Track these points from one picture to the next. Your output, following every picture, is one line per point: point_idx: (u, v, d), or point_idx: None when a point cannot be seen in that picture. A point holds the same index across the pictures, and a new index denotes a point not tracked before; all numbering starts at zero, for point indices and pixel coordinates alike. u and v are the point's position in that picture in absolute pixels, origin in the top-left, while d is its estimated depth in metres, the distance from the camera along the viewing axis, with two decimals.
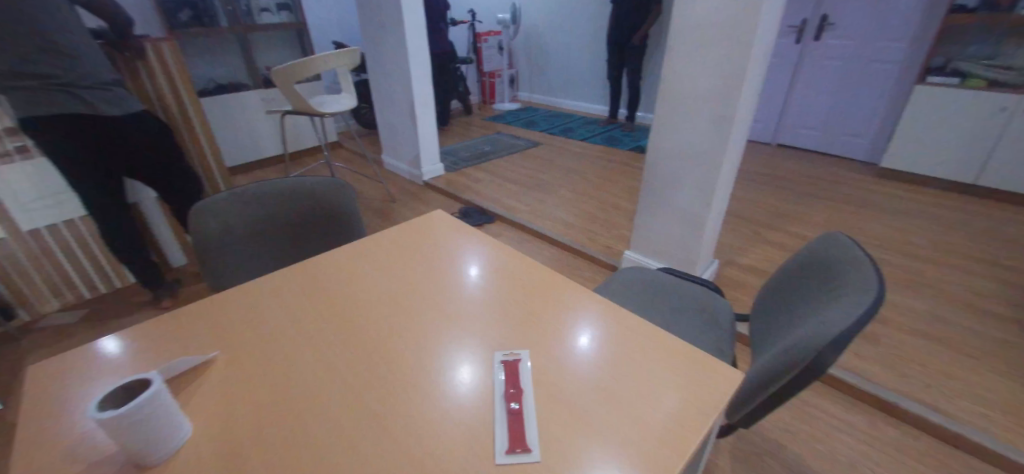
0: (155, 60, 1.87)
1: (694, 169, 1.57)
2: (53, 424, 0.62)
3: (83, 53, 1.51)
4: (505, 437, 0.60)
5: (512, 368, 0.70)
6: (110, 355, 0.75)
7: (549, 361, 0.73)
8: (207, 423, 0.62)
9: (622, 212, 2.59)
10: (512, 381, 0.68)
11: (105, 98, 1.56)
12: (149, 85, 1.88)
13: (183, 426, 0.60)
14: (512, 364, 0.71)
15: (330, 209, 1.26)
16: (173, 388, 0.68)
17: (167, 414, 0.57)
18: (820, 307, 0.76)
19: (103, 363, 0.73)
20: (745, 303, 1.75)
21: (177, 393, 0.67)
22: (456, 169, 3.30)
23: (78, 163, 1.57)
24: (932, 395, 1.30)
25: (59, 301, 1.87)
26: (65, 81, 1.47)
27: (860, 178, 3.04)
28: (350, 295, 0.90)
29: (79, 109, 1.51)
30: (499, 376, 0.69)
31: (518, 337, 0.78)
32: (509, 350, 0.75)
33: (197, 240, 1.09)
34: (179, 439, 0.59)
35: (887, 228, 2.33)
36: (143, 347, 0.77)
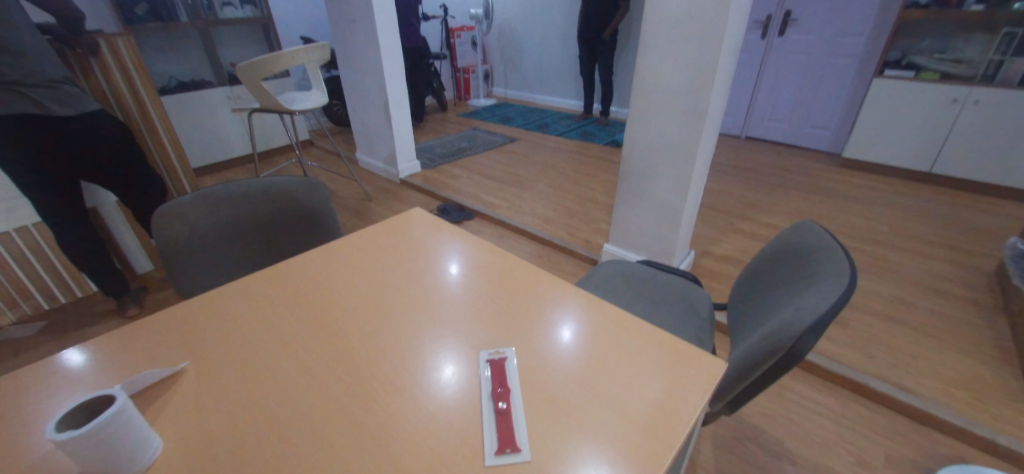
0: (109, 57, 1.77)
1: (669, 162, 1.60)
2: (8, 448, 0.58)
3: (29, 50, 1.41)
4: (494, 437, 0.59)
5: (499, 367, 0.69)
6: (74, 368, 0.70)
7: (535, 358, 0.72)
8: (180, 439, 0.59)
9: (601, 205, 2.61)
10: (499, 380, 0.67)
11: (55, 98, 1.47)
12: (105, 84, 1.77)
13: (153, 442, 0.57)
14: (499, 363, 0.70)
15: (305, 210, 1.22)
16: (142, 403, 0.64)
17: (135, 430, 0.54)
18: (796, 294, 0.78)
19: (65, 378, 0.68)
20: (721, 291, 1.80)
21: (147, 407, 0.64)
22: (433, 166, 3.26)
23: (29, 168, 1.46)
24: (896, 373, 1.38)
25: (14, 314, 1.73)
26: (11, 80, 1.38)
27: (825, 167, 3.17)
28: (327, 298, 0.87)
29: (29, 110, 1.41)
30: (486, 376, 0.68)
31: (503, 335, 0.77)
32: (494, 349, 0.74)
33: (163, 245, 1.04)
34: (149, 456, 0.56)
35: (851, 215, 2.44)
36: (108, 359, 0.72)
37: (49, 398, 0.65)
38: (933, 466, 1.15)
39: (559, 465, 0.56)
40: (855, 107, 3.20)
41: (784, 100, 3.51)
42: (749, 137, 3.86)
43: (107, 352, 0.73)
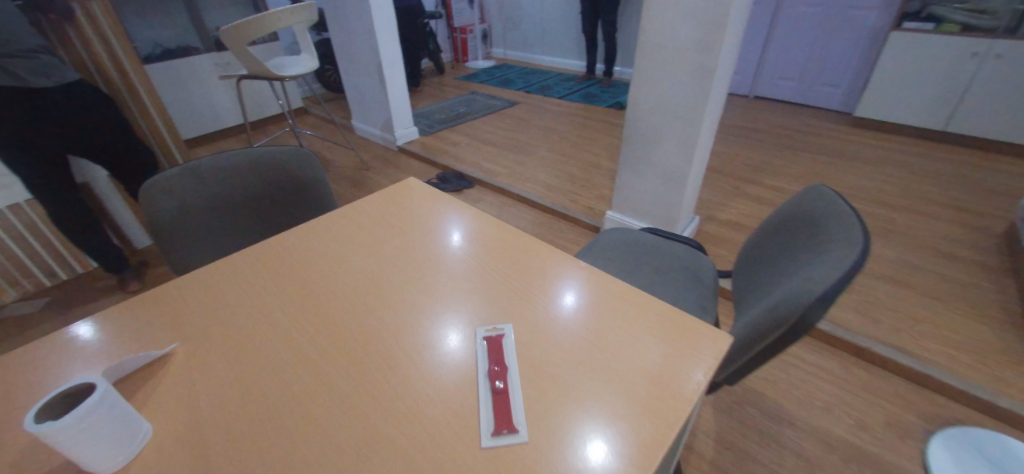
0: (86, 22, 1.67)
1: (675, 126, 1.54)
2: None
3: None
4: (491, 416, 0.58)
5: (496, 344, 0.68)
6: (85, 341, 0.70)
7: (533, 335, 0.70)
8: (168, 424, 0.57)
9: (604, 171, 2.55)
10: (495, 358, 0.65)
11: (34, 69, 1.41)
12: (84, 53, 1.69)
13: (141, 427, 0.56)
14: (495, 340, 0.68)
15: (297, 182, 1.19)
16: (130, 387, 0.63)
17: (122, 415, 0.53)
18: (805, 263, 0.76)
19: (77, 348, 0.68)
20: (725, 257, 1.78)
21: (137, 390, 0.62)
22: (430, 133, 3.17)
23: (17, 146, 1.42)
24: (899, 337, 1.37)
25: (16, 292, 1.73)
26: None
27: (835, 127, 3.07)
28: (318, 275, 0.84)
29: (7, 82, 1.36)
30: (481, 353, 0.67)
31: (499, 310, 0.75)
32: (490, 325, 0.72)
33: (154, 221, 1.02)
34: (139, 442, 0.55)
35: (861, 177, 2.37)
36: (120, 328, 0.72)
37: (39, 381, 0.63)
38: (930, 427, 1.17)
39: (558, 444, 0.55)
40: (870, 63, 3.04)
41: (796, 56, 3.34)
42: (758, 97, 3.71)
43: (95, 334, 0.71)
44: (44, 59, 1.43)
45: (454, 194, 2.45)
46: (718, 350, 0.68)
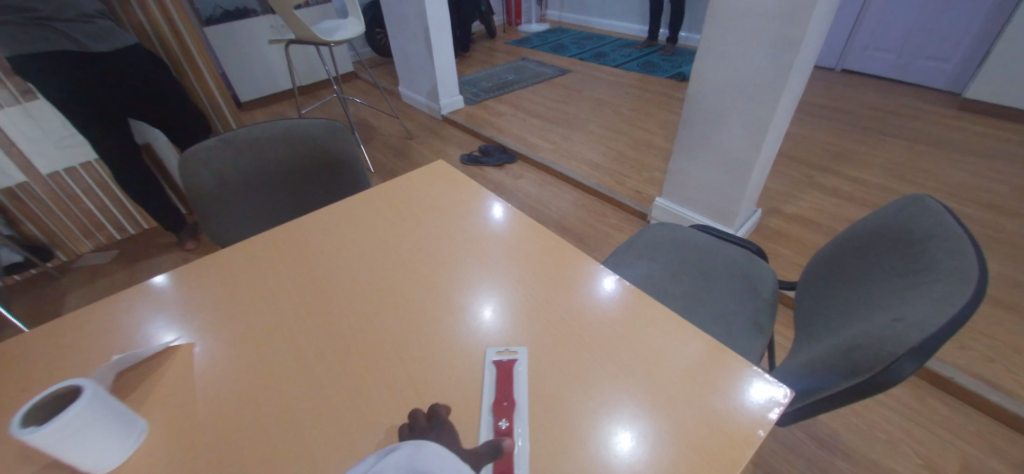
0: None
1: (743, 107, 1.35)
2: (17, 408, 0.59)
3: None
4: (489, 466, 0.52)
5: (506, 372, 0.61)
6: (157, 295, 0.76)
7: (548, 364, 0.62)
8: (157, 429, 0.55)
9: (657, 151, 2.35)
10: (503, 389, 0.59)
11: (90, 33, 1.47)
12: (143, 18, 1.74)
13: (137, 424, 0.54)
14: (506, 366, 0.62)
15: (332, 158, 1.16)
16: (131, 380, 0.62)
17: (114, 415, 0.51)
18: (895, 295, 0.61)
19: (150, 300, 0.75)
20: (787, 258, 1.59)
21: (137, 386, 0.61)
22: (476, 102, 3.07)
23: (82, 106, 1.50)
24: (996, 372, 1.16)
25: (92, 242, 2.01)
26: (45, 15, 1.38)
27: (937, 110, 2.61)
28: (329, 269, 0.80)
29: (66, 46, 1.43)
30: (489, 381, 0.60)
31: (515, 327, 0.68)
32: (506, 344, 0.65)
33: (192, 191, 1.04)
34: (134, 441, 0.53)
35: (967, 171, 2.01)
36: (182, 282, 0.79)
37: (60, 363, 0.65)
38: None
39: None
40: (992, 34, 2.51)
41: (899, 23, 2.84)
42: (847, 71, 3.25)
43: (112, 319, 0.72)
44: (100, 23, 1.50)
45: (494, 169, 2.38)
46: (752, 374, 0.60)
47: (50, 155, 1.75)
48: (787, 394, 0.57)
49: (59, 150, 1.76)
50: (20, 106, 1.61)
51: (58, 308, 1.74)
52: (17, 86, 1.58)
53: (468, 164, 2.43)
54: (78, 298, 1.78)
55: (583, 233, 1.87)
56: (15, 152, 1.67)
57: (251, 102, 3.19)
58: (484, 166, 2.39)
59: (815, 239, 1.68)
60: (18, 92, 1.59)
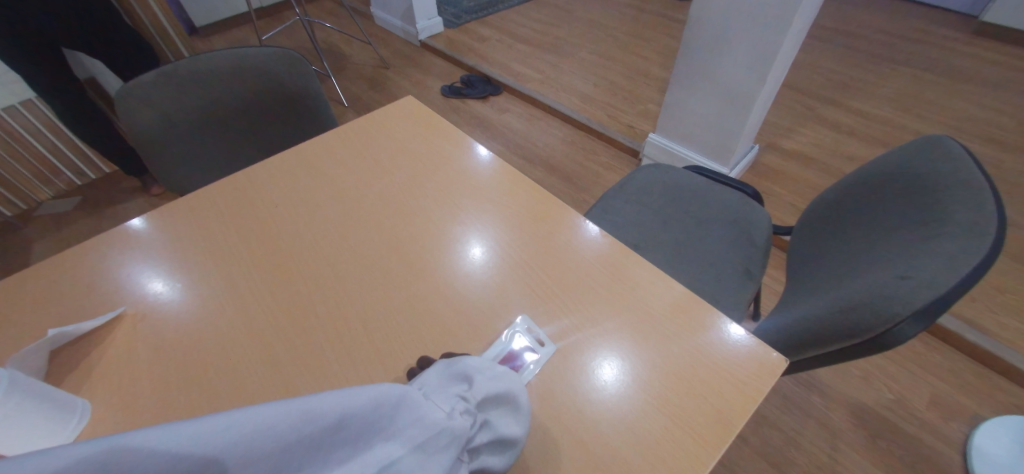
0: None
1: (751, 31, 1.20)
2: None
3: None
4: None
5: (516, 347, 0.57)
6: (119, 242, 0.70)
7: (545, 336, 0.58)
8: (108, 411, 0.52)
9: (653, 81, 2.19)
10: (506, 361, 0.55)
11: None
12: None
13: (74, 408, 0.51)
14: (518, 341, 0.57)
15: (291, 93, 1.03)
16: (77, 353, 0.57)
17: (41, 398, 0.47)
18: (898, 249, 0.57)
19: (111, 248, 0.69)
20: (781, 199, 1.54)
21: (82, 361, 0.56)
22: (457, 24, 2.78)
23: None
24: (974, 310, 1.18)
25: (51, 189, 1.88)
26: None
27: (949, 34, 2.44)
28: (294, 228, 0.72)
29: None
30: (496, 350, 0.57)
31: (517, 294, 0.63)
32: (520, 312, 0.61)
33: (135, 136, 0.92)
34: (76, 426, 0.50)
35: (972, 103, 1.92)
36: (150, 232, 0.72)
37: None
38: (981, 411, 1.05)
39: None
40: None
41: None
42: None
43: (48, 284, 0.65)
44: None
45: (479, 102, 2.21)
46: (727, 324, 0.59)
47: None
48: (782, 365, 0.54)
49: (4, 86, 1.58)
50: None
51: (25, 259, 1.67)
52: None
53: (450, 96, 2.25)
54: (45, 250, 1.70)
55: (572, 172, 1.79)
56: None
57: (204, 24, 2.85)
58: (467, 99, 2.22)
59: (812, 177, 1.62)
60: None
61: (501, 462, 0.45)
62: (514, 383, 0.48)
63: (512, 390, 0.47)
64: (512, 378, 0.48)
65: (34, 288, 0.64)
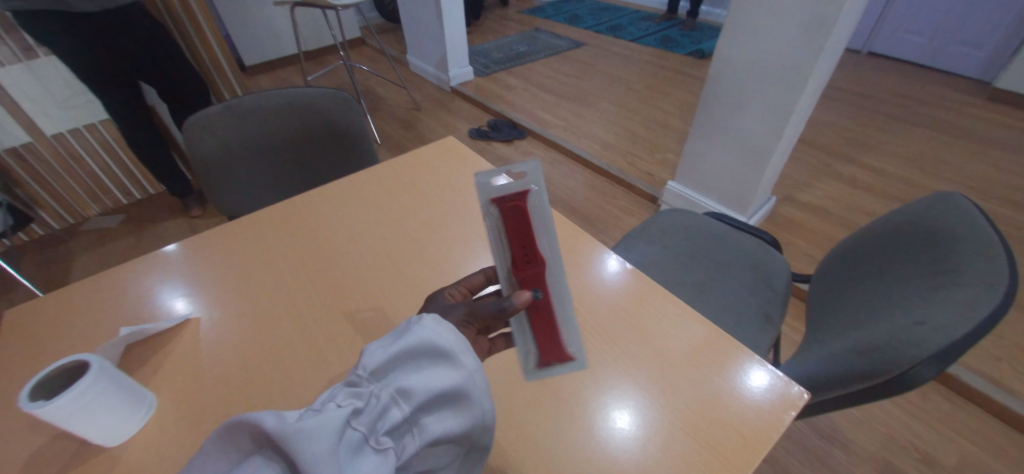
0: None
1: (767, 90, 1.29)
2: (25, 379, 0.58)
3: None
4: (535, 348, 0.51)
5: (518, 211, 0.46)
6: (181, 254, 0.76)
7: None
8: (170, 401, 0.55)
9: (671, 132, 2.29)
10: (519, 234, 0.47)
11: None
12: None
13: (145, 398, 0.53)
14: (518, 202, 0.46)
15: (339, 129, 1.13)
16: (145, 349, 0.61)
17: (123, 387, 0.50)
18: (915, 298, 0.60)
19: (174, 259, 0.75)
20: (798, 249, 1.56)
21: (150, 356, 0.60)
22: (486, 74, 2.98)
23: (82, 67, 1.48)
24: (1003, 371, 1.15)
25: (99, 206, 2.02)
26: None
27: (962, 99, 2.51)
28: (341, 244, 0.78)
29: (53, 5, 1.35)
30: (499, 231, 0.47)
31: None
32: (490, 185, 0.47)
33: (198, 160, 1.02)
34: (144, 416, 0.52)
35: (990, 165, 1.94)
36: (211, 246, 0.78)
37: (69, 320, 0.66)
38: None
39: None
40: None
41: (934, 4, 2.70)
42: (873, 54, 3.11)
43: (119, 288, 0.70)
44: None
45: (503, 145, 2.33)
46: (750, 358, 0.60)
47: (53, 117, 1.73)
48: (802, 399, 0.55)
49: (64, 110, 1.74)
50: (24, 64, 1.58)
51: (66, 270, 1.76)
52: (16, 41, 1.54)
53: (477, 138, 2.38)
54: (85, 262, 1.80)
55: (592, 214, 1.85)
56: (13, 110, 1.64)
57: (256, 66, 3.12)
58: (492, 141, 2.35)
59: (830, 229, 1.64)
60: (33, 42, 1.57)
61: (453, 416, 0.39)
62: (420, 329, 0.40)
63: (422, 338, 0.40)
64: (416, 326, 0.41)
65: (110, 288, 0.70)
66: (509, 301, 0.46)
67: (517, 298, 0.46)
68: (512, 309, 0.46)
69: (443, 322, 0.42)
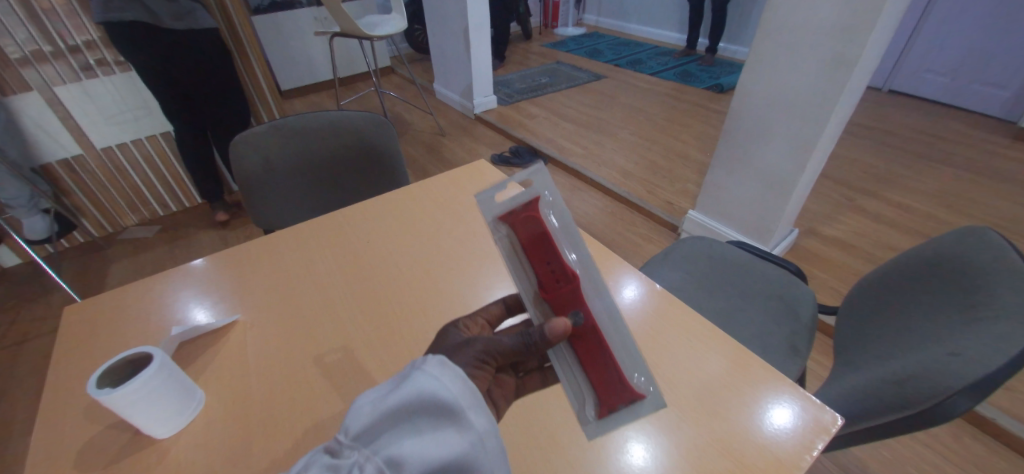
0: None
1: (789, 123, 1.31)
2: (78, 373, 0.61)
3: None
4: (589, 388, 0.47)
5: (530, 222, 0.49)
6: (222, 261, 0.80)
7: None
8: (216, 399, 0.58)
9: (691, 163, 2.31)
10: (536, 249, 0.49)
11: (170, 11, 1.57)
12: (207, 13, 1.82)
13: (195, 395, 0.57)
14: (530, 214, 0.50)
15: (373, 149, 1.18)
16: (192, 349, 0.64)
17: (178, 384, 0.54)
18: (948, 329, 0.60)
19: (216, 266, 0.79)
20: (823, 282, 1.54)
21: (198, 355, 0.64)
22: (509, 103, 3.08)
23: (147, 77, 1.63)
24: None
25: (136, 217, 2.11)
26: None
27: (989, 138, 2.48)
28: (373, 254, 0.81)
29: (144, 18, 1.52)
30: (513, 248, 0.50)
31: None
32: (501, 206, 0.52)
33: (241, 175, 1.08)
34: (193, 411, 0.56)
35: (1022, 205, 1.90)
36: (250, 254, 0.82)
37: (123, 314, 0.70)
38: None
39: None
40: None
41: (955, 45, 2.72)
42: (895, 92, 3.12)
43: (165, 291, 0.74)
44: (183, 4, 1.58)
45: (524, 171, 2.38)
46: (791, 398, 0.57)
47: (104, 132, 1.86)
48: (835, 425, 0.53)
49: (108, 125, 1.85)
50: (81, 83, 1.72)
51: (103, 275, 1.84)
52: (77, 61, 1.69)
53: (499, 164, 2.44)
54: (121, 269, 1.87)
55: (611, 240, 1.86)
56: (71, 125, 1.77)
57: (291, 90, 3.30)
58: (514, 167, 2.40)
59: (854, 264, 1.62)
60: (93, 61, 1.72)
61: None
62: (421, 380, 0.39)
63: (422, 390, 0.39)
64: (417, 374, 0.40)
65: (156, 291, 0.74)
66: (538, 332, 0.46)
67: (548, 327, 0.45)
68: (543, 341, 0.46)
69: (448, 371, 0.41)
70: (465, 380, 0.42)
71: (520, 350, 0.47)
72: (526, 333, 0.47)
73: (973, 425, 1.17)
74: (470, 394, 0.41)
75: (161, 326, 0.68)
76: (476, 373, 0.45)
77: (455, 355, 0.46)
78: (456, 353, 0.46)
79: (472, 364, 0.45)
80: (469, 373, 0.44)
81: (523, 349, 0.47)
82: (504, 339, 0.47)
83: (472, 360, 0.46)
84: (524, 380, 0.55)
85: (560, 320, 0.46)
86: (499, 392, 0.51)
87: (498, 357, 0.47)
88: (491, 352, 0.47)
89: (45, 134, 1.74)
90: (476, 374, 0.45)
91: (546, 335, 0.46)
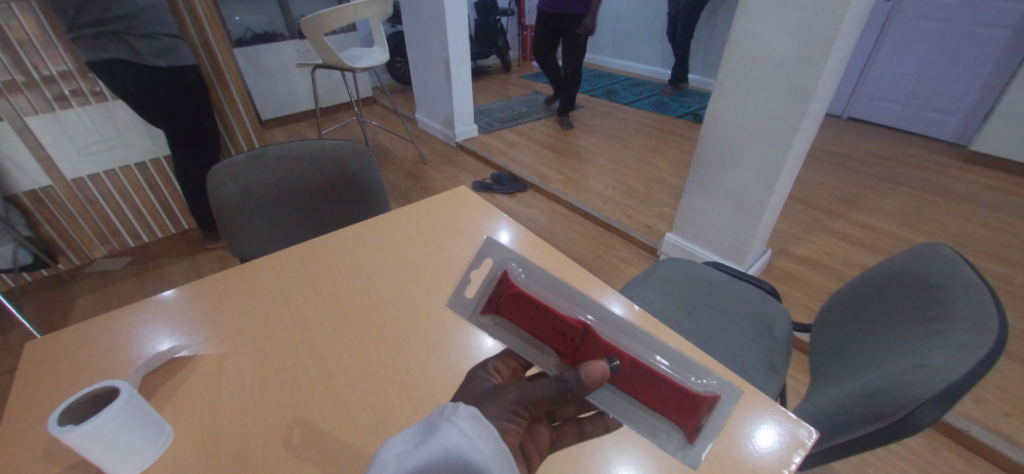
0: (206, 22, 1.84)
1: (754, 149, 1.39)
2: (37, 411, 0.58)
3: (144, 7, 1.56)
4: (665, 418, 0.48)
5: (508, 289, 0.50)
6: (187, 297, 0.77)
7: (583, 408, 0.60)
8: (188, 433, 0.56)
9: (666, 187, 2.40)
10: (526, 323, 0.50)
11: (154, 50, 1.61)
12: (195, 37, 1.84)
13: (163, 429, 0.54)
14: (505, 282, 0.51)
15: (353, 177, 1.19)
16: (161, 381, 0.62)
17: (144, 422, 0.52)
18: (914, 342, 0.62)
19: (178, 303, 0.75)
20: (797, 300, 1.58)
21: (166, 386, 0.62)
22: (490, 131, 3.16)
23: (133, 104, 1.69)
24: (1010, 427, 1.17)
25: (106, 248, 2.04)
26: (118, 30, 1.53)
27: (941, 161, 2.65)
28: (355, 283, 0.80)
29: (125, 56, 1.57)
30: (507, 332, 0.51)
31: None
32: (472, 304, 0.54)
33: (217, 204, 1.06)
34: (162, 446, 0.54)
35: (976, 222, 2.02)
36: (222, 287, 0.79)
37: (91, 345, 0.67)
38: None
39: None
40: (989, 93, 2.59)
41: (905, 74, 2.94)
42: (852, 118, 3.33)
43: (134, 325, 0.71)
44: (165, 42, 1.62)
45: (506, 197, 2.42)
46: (769, 415, 0.58)
47: (76, 162, 1.81)
48: (810, 439, 0.54)
49: (82, 157, 1.82)
50: (54, 113, 1.69)
51: (66, 310, 1.74)
52: (51, 91, 1.66)
53: (480, 190, 2.47)
54: (84, 303, 1.78)
55: (592, 263, 1.89)
56: (41, 155, 1.73)
57: (272, 120, 3.30)
58: (496, 193, 2.44)
59: (827, 282, 1.67)
60: (67, 92, 1.69)
61: None
62: (449, 436, 0.35)
63: (451, 448, 0.34)
64: (447, 428, 0.36)
65: (118, 329, 0.70)
66: (572, 377, 0.43)
67: (584, 371, 0.42)
68: (580, 388, 0.43)
69: (480, 428, 0.37)
70: (496, 439, 0.37)
71: (555, 399, 0.43)
72: (561, 379, 0.43)
73: (948, 436, 1.21)
74: (502, 456, 0.37)
75: (131, 357, 0.66)
76: (509, 426, 0.42)
77: (488, 405, 0.42)
78: (487, 403, 0.43)
79: (504, 415, 0.42)
80: (501, 427, 0.41)
81: (558, 396, 0.43)
82: (534, 385, 0.43)
83: (505, 411, 0.42)
84: (559, 432, 0.50)
85: (596, 363, 0.44)
86: (532, 446, 0.47)
87: (531, 407, 0.43)
88: (524, 402, 0.43)
89: (13, 165, 1.69)
90: (508, 427, 0.42)
91: (582, 381, 0.42)
